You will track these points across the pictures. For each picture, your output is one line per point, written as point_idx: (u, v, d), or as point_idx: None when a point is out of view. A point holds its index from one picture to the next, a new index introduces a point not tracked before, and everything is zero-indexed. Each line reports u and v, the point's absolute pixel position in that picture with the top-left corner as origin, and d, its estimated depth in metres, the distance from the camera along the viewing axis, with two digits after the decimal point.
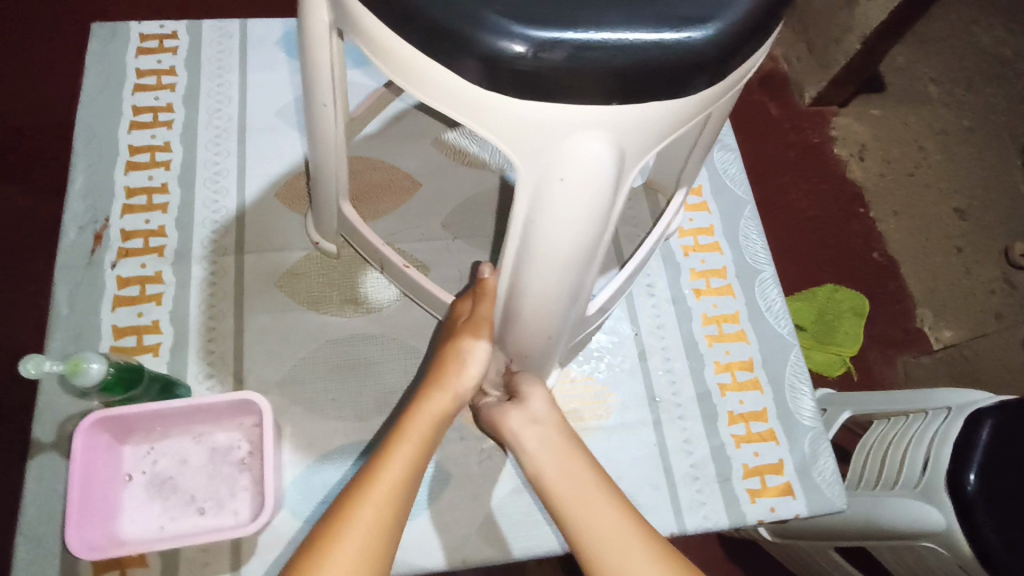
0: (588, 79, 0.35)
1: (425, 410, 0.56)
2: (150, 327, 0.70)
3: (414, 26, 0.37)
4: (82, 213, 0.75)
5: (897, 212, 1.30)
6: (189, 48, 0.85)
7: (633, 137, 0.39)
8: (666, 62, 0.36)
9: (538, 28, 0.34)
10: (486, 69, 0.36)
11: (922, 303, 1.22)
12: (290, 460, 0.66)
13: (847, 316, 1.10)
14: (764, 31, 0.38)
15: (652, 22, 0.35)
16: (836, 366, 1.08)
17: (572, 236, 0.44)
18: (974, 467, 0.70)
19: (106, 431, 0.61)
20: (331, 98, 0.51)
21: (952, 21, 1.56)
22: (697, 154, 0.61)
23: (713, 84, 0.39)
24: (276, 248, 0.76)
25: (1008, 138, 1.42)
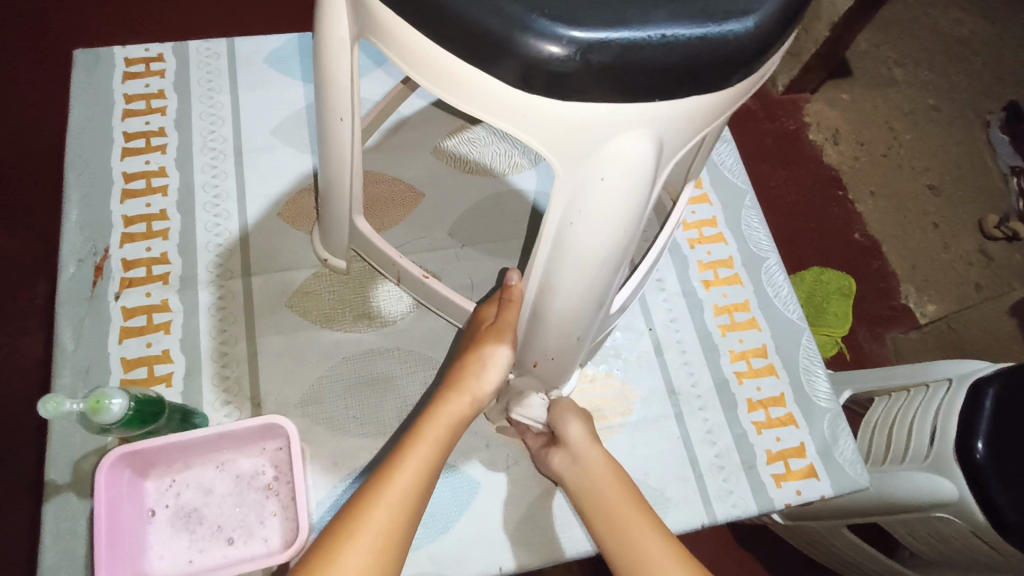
0: (632, 78, 0.36)
1: (447, 415, 0.56)
2: (160, 357, 0.68)
3: (455, 36, 0.37)
4: (80, 246, 0.72)
5: (874, 192, 1.33)
6: (177, 70, 0.84)
7: (672, 133, 0.40)
8: (710, 58, 0.36)
9: (584, 29, 0.34)
10: (530, 73, 0.36)
11: (906, 279, 1.25)
12: (316, 481, 0.65)
13: (835, 297, 1.12)
14: (794, 23, 0.39)
15: (694, 18, 0.35)
16: (829, 347, 1.09)
17: (604, 236, 0.44)
18: (982, 434, 0.72)
19: (128, 467, 0.59)
20: (349, 113, 0.51)
21: (910, 3, 1.60)
22: (701, 158, 0.60)
23: (748, 78, 0.39)
24: (284, 268, 0.75)
25: (972, 113, 1.46)
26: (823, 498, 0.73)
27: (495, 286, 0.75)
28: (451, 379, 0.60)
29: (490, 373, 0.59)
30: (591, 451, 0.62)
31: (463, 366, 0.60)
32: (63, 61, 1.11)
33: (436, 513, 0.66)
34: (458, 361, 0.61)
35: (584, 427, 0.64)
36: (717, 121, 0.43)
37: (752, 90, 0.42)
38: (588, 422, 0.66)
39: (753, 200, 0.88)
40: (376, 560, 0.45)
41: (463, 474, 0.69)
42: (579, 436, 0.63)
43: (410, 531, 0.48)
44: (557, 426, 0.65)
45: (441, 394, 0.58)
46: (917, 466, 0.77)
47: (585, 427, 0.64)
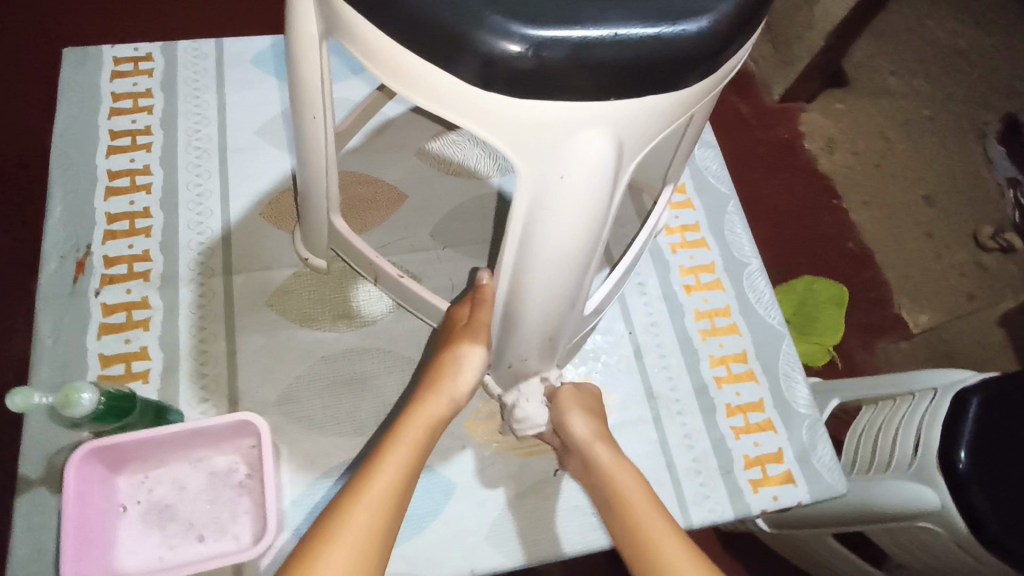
0: (588, 75, 0.36)
1: (422, 417, 0.57)
2: (138, 354, 0.69)
3: (412, 33, 0.37)
4: (63, 242, 0.73)
5: (868, 202, 1.33)
6: (165, 70, 0.84)
7: (631, 131, 0.40)
8: (665, 56, 0.36)
9: (538, 26, 0.35)
10: (487, 70, 0.36)
11: (898, 289, 1.25)
12: (290, 479, 0.66)
13: (826, 307, 1.12)
14: (752, 24, 0.39)
15: (648, 16, 0.36)
16: (819, 356, 1.09)
17: (569, 235, 0.44)
18: (964, 443, 0.71)
19: (100, 463, 0.59)
20: (321, 111, 0.51)
21: (907, 15, 1.61)
22: (681, 155, 0.62)
23: (707, 76, 0.40)
24: (264, 267, 0.75)
25: (968, 125, 1.46)
26: (800, 504, 0.73)
27: (471, 284, 0.76)
28: (427, 380, 0.60)
29: (464, 372, 0.60)
30: (597, 447, 0.63)
31: (437, 367, 0.60)
32: (56, 61, 1.12)
33: (410, 514, 0.66)
34: (432, 363, 0.62)
35: (587, 418, 0.66)
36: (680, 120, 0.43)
37: (713, 88, 0.43)
38: (589, 410, 0.67)
39: (736, 206, 0.88)
40: (357, 565, 0.45)
41: (438, 475, 0.69)
42: (583, 431, 0.64)
43: (391, 532, 0.49)
44: (561, 422, 0.66)
45: (417, 396, 0.59)
46: (900, 474, 0.77)
47: (588, 416, 0.66)
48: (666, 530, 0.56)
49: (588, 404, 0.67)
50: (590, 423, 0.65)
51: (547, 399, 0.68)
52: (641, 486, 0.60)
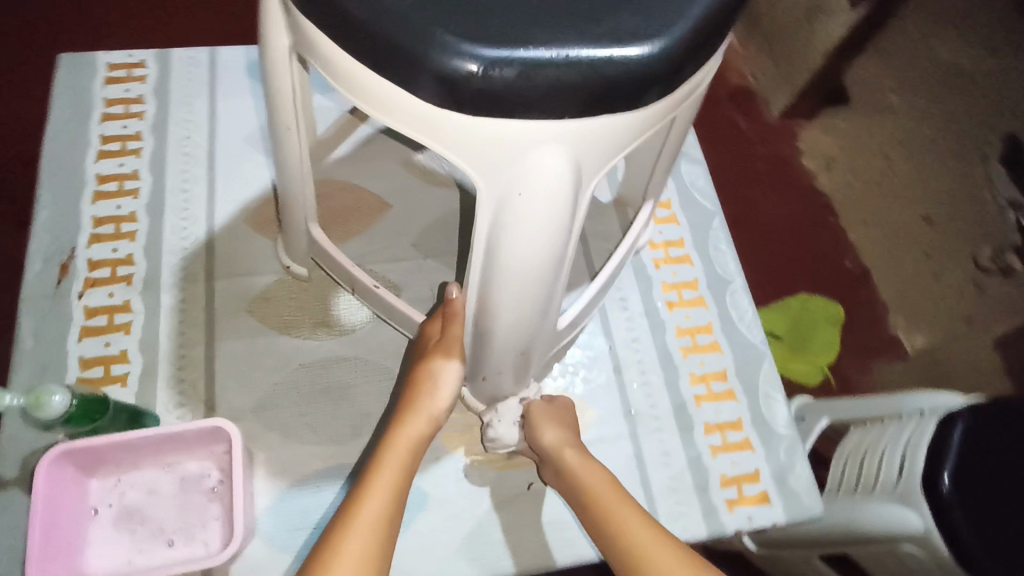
0: (539, 94, 0.36)
1: (404, 437, 0.57)
2: (117, 357, 0.69)
3: (368, 51, 0.37)
4: (48, 245, 0.74)
5: (867, 221, 1.32)
6: (158, 77, 0.85)
7: (590, 149, 0.40)
8: (616, 77, 0.36)
9: (489, 46, 0.35)
10: (441, 87, 0.37)
11: (894, 310, 1.22)
12: (263, 486, 0.66)
13: (822, 325, 1.19)
14: (709, 46, 0.40)
15: (600, 38, 0.36)
16: (814, 373, 1.15)
17: (533, 253, 0.44)
18: (948, 467, 0.69)
19: (72, 465, 0.59)
20: (294, 122, 0.52)
21: None
22: (664, 161, 0.64)
23: (665, 95, 0.40)
24: (247, 273, 0.75)
25: None
26: (776, 524, 0.73)
27: (436, 300, 0.76)
28: (405, 398, 0.60)
29: (441, 389, 0.60)
30: (566, 452, 0.63)
31: (414, 383, 0.60)
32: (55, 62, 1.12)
33: None
34: (409, 378, 0.62)
35: (559, 427, 0.65)
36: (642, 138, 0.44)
37: (675, 106, 0.43)
38: (561, 421, 0.66)
39: (722, 223, 0.88)
40: None
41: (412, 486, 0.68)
42: (553, 441, 0.64)
43: (385, 558, 0.49)
44: (535, 437, 0.65)
45: (396, 417, 0.59)
46: (884, 497, 0.76)
47: (560, 426, 0.65)
48: (645, 529, 0.54)
49: (563, 416, 0.67)
50: (564, 434, 0.64)
51: (523, 414, 0.67)
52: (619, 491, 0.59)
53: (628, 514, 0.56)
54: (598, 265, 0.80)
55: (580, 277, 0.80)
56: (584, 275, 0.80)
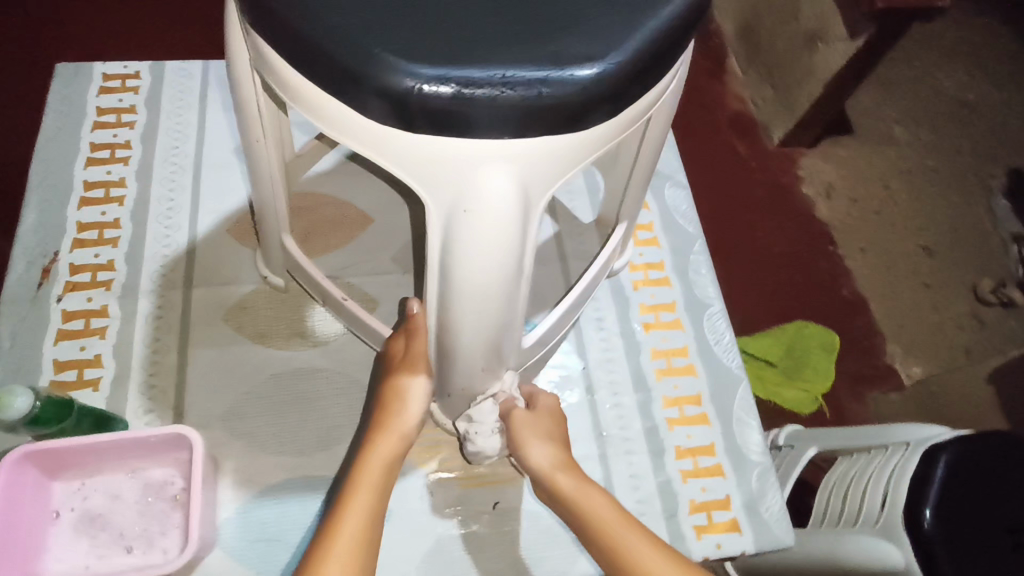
0: (476, 113, 0.37)
1: (377, 459, 0.56)
2: (91, 361, 0.70)
3: (313, 67, 0.38)
4: (33, 247, 0.75)
5: (864, 248, 1.31)
6: (151, 87, 0.87)
7: (534, 169, 0.40)
8: (553, 98, 0.37)
9: (426, 66, 0.36)
10: (381, 103, 0.37)
11: (892, 339, 1.23)
12: (227, 495, 0.66)
13: (817, 352, 1.10)
14: (653, 72, 0.40)
15: (537, 60, 0.37)
16: (806, 403, 1.08)
17: (484, 271, 0.44)
18: (930, 502, 0.68)
19: (35, 467, 0.60)
20: (262, 133, 0.53)
21: (917, 66, 1.60)
22: (638, 178, 0.65)
23: (610, 117, 0.40)
24: (226, 282, 0.76)
25: (974, 178, 1.45)
26: (745, 554, 0.72)
27: (397, 315, 0.76)
28: (376, 419, 0.59)
29: (410, 405, 0.59)
30: (560, 475, 0.60)
31: (383, 400, 0.60)
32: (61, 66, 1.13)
33: None
34: (378, 397, 0.61)
35: (544, 437, 0.62)
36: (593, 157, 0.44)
37: (625, 127, 0.43)
38: (548, 434, 0.62)
39: (703, 247, 0.88)
40: None
41: None
42: (543, 459, 0.61)
43: None
44: (521, 452, 0.62)
45: (368, 437, 0.58)
46: (867, 530, 0.73)
47: (544, 436, 0.62)
48: (648, 552, 0.53)
49: (545, 426, 0.63)
50: (550, 448, 0.61)
51: (501, 415, 0.63)
52: (615, 508, 0.57)
53: (629, 538, 0.54)
54: (575, 276, 0.81)
55: (556, 288, 0.80)
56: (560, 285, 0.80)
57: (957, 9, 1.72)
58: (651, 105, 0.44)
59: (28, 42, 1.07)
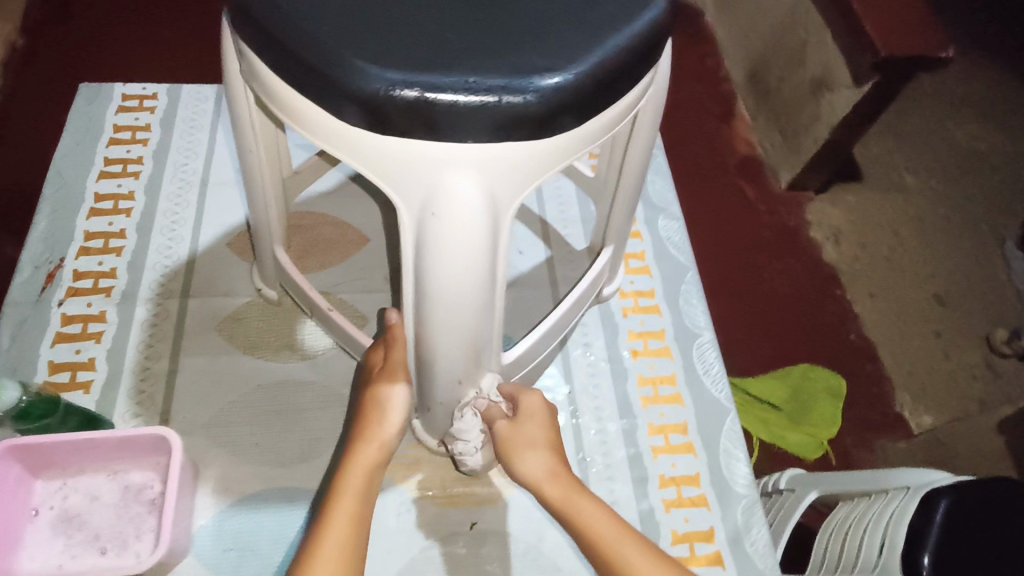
0: (440, 117, 0.39)
1: (358, 468, 0.55)
2: (85, 364, 0.72)
3: (291, 72, 0.41)
4: (40, 254, 0.78)
5: (874, 293, 1.25)
6: (166, 108, 0.92)
7: (498, 175, 0.42)
8: (512, 105, 0.39)
9: (391, 70, 0.38)
10: (350, 105, 0.39)
11: (900, 387, 1.16)
12: (204, 503, 0.66)
13: (822, 397, 1.06)
14: (613, 87, 0.42)
15: (498, 70, 0.39)
16: (812, 448, 1.02)
17: (454, 279, 0.45)
18: (929, 546, 0.66)
19: (18, 462, 0.61)
20: (255, 145, 0.55)
21: (928, 115, 1.60)
22: (621, 202, 0.66)
23: (571, 127, 0.42)
24: (221, 294, 0.78)
25: (988, 228, 1.41)
26: None
27: (377, 325, 0.77)
28: (357, 428, 0.59)
29: (392, 414, 0.59)
30: (552, 486, 0.56)
31: (365, 410, 0.60)
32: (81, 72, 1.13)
33: None
34: (359, 407, 0.61)
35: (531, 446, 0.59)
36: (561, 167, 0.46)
37: (591, 140, 0.45)
38: (538, 442, 0.59)
39: (694, 278, 0.89)
40: None
41: None
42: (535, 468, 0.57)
43: None
44: (510, 466, 0.59)
45: (349, 446, 0.58)
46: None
47: (532, 444, 0.59)
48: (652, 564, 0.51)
49: (536, 433, 0.60)
50: (538, 455, 0.58)
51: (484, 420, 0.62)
52: (614, 520, 0.54)
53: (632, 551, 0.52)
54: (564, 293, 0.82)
55: (543, 304, 0.81)
56: (547, 300, 0.82)
57: (970, 65, 1.73)
58: (617, 122, 0.46)
59: (58, 65, 1.13)
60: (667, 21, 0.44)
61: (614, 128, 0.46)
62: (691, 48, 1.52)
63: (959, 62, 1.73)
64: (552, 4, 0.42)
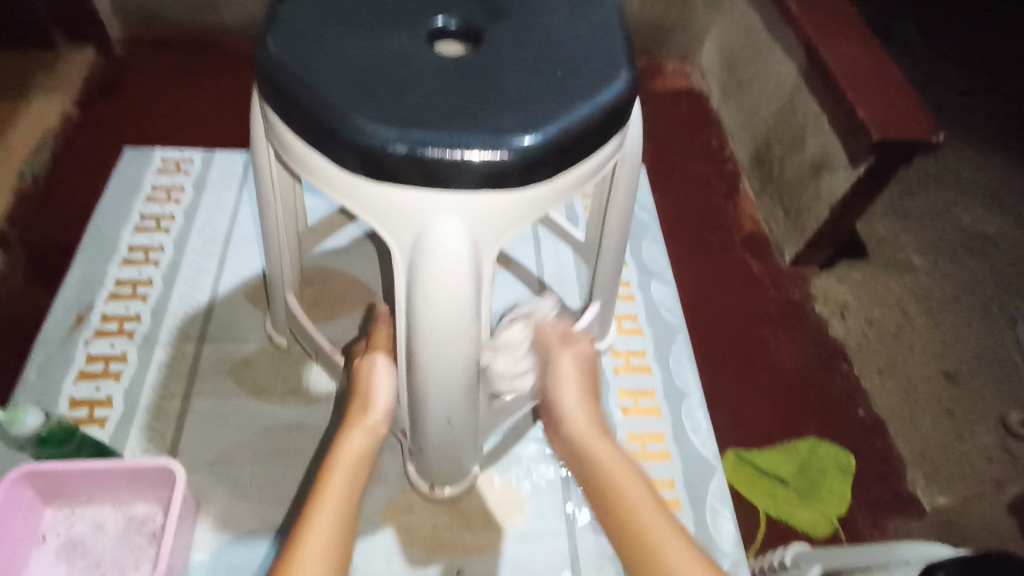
0: (427, 168, 0.45)
1: (347, 449, 0.56)
2: (103, 401, 0.76)
3: (304, 130, 0.48)
4: (72, 299, 0.85)
5: (882, 370, 1.22)
6: (199, 171, 1.01)
7: (480, 222, 0.48)
8: (488, 159, 0.45)
9: (386, 127, 0.45)
10: (350, 155, 0.46)
11: (913, 465, 1.09)
12: (202, 539, 0.68)
13: (831, 474, 1.01)
14: (580, 147, 0.48)
15: (478, 129, 0.45)
16: (823, 527, 0.96)
17: (440, 317, 0.50)
18: None
19: (31, 489, 0.65)
20: (272, 199, 0.62)
21: (932, 199, 1.65)
22: (607, 260, 0.71)
23: (543, 180, 0.48)
24: (234, 339, 0.83)
25: (998, 309, 1.41)
26: None
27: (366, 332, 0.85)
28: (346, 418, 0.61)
29: (374, 400, 0.61)
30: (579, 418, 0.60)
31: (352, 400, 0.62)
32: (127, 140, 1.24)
33: None
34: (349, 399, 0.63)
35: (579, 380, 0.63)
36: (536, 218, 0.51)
37: (563, 194, 0.51)
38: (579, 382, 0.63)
39: (683, 339, 0.93)
40: None
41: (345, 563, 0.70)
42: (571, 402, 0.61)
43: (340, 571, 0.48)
44: (553, 394, 0.62)
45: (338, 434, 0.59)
46: None
47: (579, 379, 0.63)
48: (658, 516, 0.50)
49: (582, 380, 0.63)
50: (579, 392, 0.62)
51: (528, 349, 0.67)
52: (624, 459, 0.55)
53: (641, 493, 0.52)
54: None
55: None
56: None
57: (973, 154, 1.79)
58: (588, 179, 0.52)
59: (108, 132, 1.24)
60: (629, 92, 0.51)
61: (585, 186, 0.52)
62: (694, 132, 1.56)
63: (962, 151, 1.79)
64: (529, 78, 0.49)
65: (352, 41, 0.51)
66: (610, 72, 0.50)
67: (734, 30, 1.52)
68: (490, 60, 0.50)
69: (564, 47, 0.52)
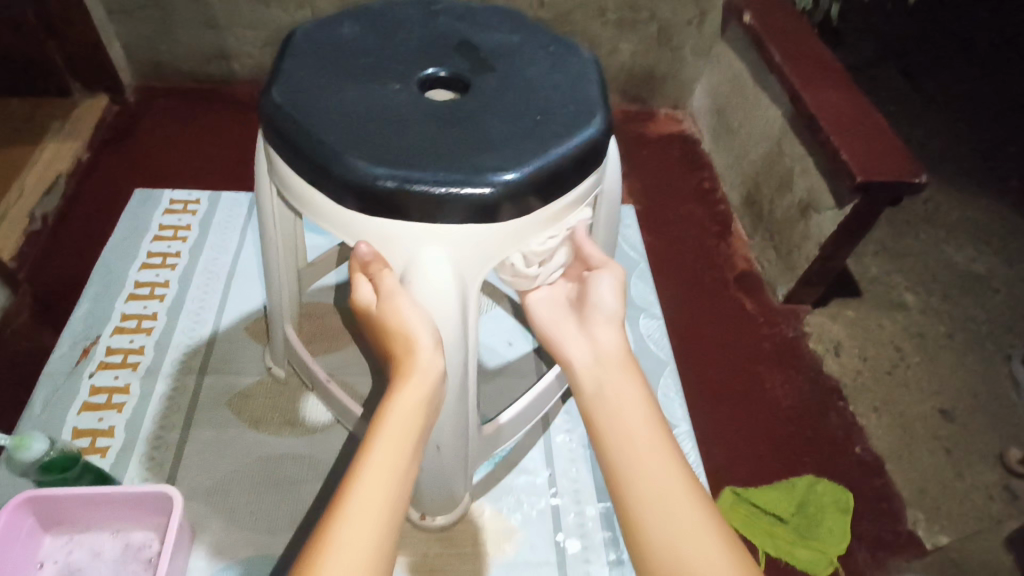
0: (414, 203, 0.49)
1: (395, 406, 0.48)
2: (105, 432, 0.78)
3: (303, 169, 0.52)
4: (79, 332, 0.88)
5: (878, 407, 1.23)
6: (205, 211, 1.05)
7: (463, 252, 0.52)
8: (470, 195, 0.49)
9: (377, 165, 0.48)
10: (344, 191, 0.50)
11: (912, 504, 1.10)
12: (195, 566, 0.69)
13: (830, 512, 1.01)
14: (557, 184, 0.52)
15: (461, 168, 0.49)
16: (821, 565, 0.95)
17: None
18: None
19: (32, 516, 0.66)
20: (273, 234, 0.66)
21: (922, 239, 1.69)
22: None
23: (520, 216, 0.52)
24: (234, 372, 0.86)
25: (992, 345, 1.43)
26: None
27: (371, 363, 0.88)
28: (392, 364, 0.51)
29: (415, 334, 0.50)
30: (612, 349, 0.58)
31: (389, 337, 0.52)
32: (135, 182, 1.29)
33: None
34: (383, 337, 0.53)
35: (618, 290, 0.61)
36: (517, 249, 0.55)
37: (539, 230, 0.55)
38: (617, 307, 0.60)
39: (671, 372, 0.95)
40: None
41: None
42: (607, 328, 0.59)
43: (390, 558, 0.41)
44: (591, 301, 0.61)
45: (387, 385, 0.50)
46: None
47: (618, 287, 0.61)
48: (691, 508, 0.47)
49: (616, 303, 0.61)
50: (617, 292, 0.61)
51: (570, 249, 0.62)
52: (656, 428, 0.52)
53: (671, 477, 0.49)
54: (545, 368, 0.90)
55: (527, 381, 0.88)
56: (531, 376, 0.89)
57: (961, 195, 1.84)
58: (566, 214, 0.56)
59: (118, 175, 1.30)
60: (603, 135, 0.55)
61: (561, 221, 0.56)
62: (684, 174, 1.62)
63: (950, 193, 1.84)
64: (510, 123, 0.53)
65: (349, 90, 0.55)
66: (585, 117, 0.55)
67: (720, 78, 1.59)
68: (476, 105, 0.55)
69: (544, 94, 0.57)
